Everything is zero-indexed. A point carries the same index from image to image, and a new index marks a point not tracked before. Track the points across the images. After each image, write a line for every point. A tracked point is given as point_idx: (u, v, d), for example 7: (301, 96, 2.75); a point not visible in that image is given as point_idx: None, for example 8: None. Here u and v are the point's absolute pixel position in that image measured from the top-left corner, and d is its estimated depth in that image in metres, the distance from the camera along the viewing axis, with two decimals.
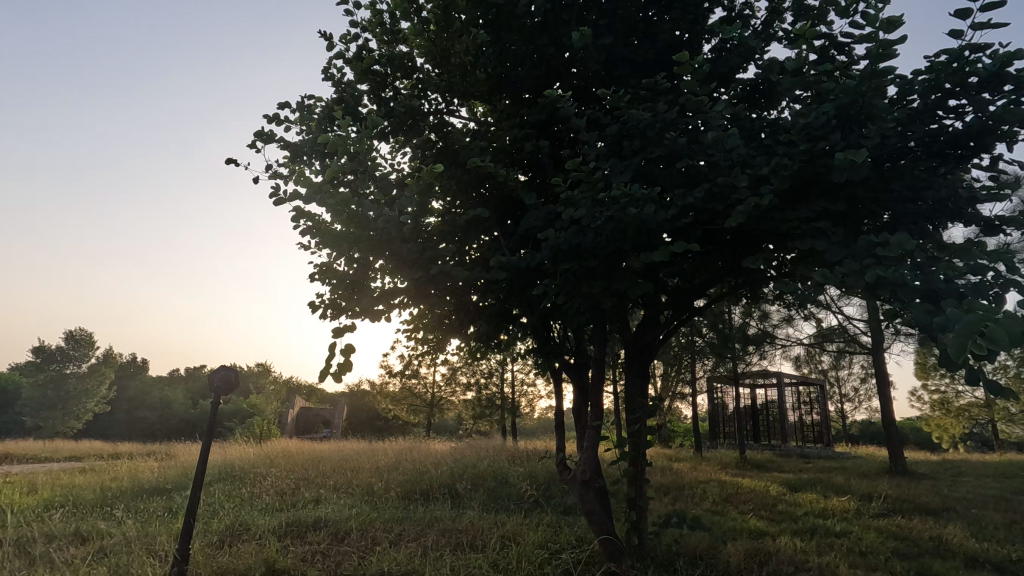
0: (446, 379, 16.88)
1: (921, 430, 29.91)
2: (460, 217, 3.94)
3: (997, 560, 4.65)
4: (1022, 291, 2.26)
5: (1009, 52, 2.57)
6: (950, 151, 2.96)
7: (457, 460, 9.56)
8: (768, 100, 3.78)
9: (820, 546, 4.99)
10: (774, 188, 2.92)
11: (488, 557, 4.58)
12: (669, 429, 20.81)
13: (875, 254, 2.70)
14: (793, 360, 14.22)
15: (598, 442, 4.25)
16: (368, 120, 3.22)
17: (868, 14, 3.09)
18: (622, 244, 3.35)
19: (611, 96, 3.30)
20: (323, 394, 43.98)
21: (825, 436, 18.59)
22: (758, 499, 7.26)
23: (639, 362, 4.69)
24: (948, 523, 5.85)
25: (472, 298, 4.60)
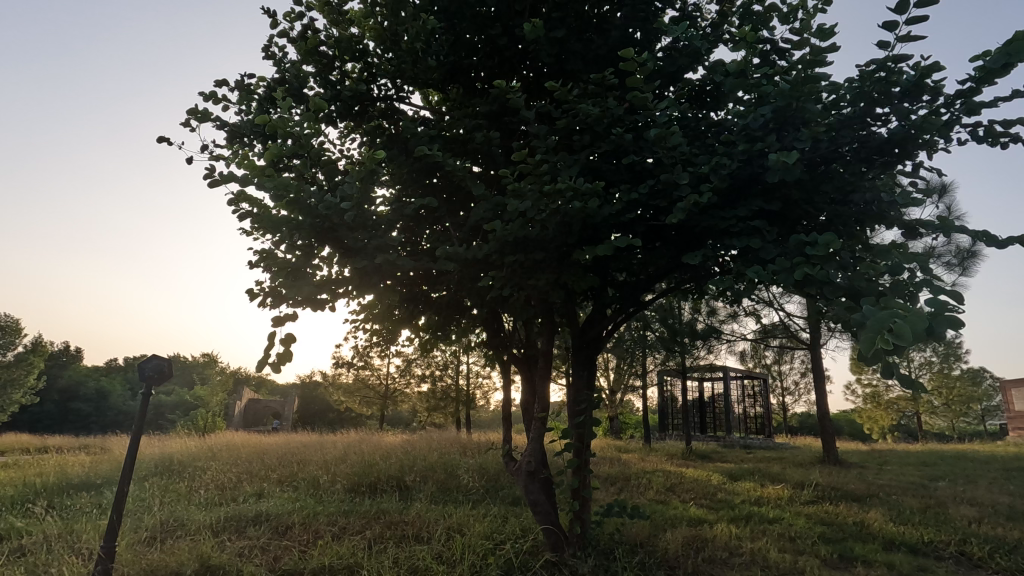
0: (401, 371, 16.72)
1: (855, 421, 31.70)
2: (408, 206, 3.88)
3: (911, 541, 4.97)
4: (935, 291, 2.39)
5: (928, 64, 2.71)
6: (877, 157, 3.10)
7: (408, 452, 9.48)
8: (713, 102, 3.87)
9: (753, 532, 5.22)
10: (713, 187, 3.00)
11: (432, 549, 4.57)
12: (620, 421, 21.28)
13: (805, 253, 2.82)
14: (739, 354, 14.77)
15: (544, 434, 4.30)
16: (311, 102, 3.10)
17: (807, 22, 3.20)
18: (568, 237, 3.38)
19: (559, 90, 3.31)
20: (274, 386, 42.83)
21: (766, 427, 19.44)
22: (699, 488, 7.52)
23: (587, 355, 4.75)
24: (871, 508, 6.22)
25: (421, 288, 4.55)
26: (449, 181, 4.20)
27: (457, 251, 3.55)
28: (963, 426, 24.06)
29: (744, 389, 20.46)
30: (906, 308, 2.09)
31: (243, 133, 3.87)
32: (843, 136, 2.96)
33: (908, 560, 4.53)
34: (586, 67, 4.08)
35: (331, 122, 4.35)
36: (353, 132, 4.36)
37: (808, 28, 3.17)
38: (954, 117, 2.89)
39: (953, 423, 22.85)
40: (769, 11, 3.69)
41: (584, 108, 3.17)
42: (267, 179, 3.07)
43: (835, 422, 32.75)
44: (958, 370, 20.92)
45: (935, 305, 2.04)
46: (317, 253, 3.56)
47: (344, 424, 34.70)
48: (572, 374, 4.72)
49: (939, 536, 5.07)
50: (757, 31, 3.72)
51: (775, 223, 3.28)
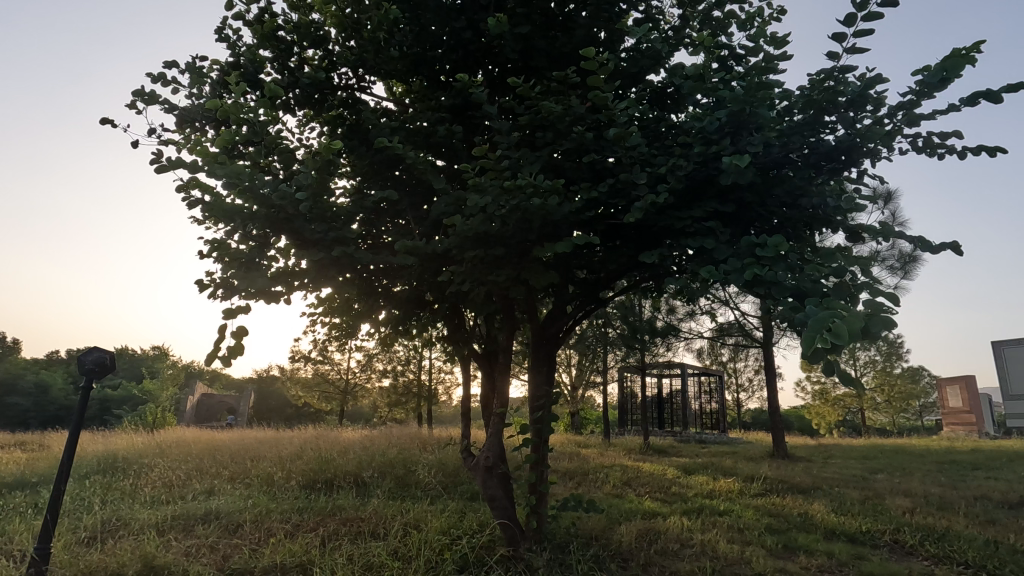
0: (362, 366, 16.50)
1: (804, 417, 33.04)
2: (368, 199, 3.82)
3: (850, 531, 5.22)
4: (874, 292, 2.51)
5: (872, 75, 2.83)
6: (826, 164, 3.23)
7: (367, 448, 9.35)
8: (674, 104, 3.94)
9: (704, 524, 5.38)
10: (669, 188, 3.07)
11: (387, 545, 4.52)
12: (581, 416, 21.56)
13: (755, 254, 2.91)
14: (696, 351, 15.17)
15: (503, 429, 4.31)
16: (266, 88, 3.00)
17: (763, 30, 3.29)
18: (528, 233, 3.39)
19: (522, 86, 3.31)
20: (229, 381, 41.55)
21: (721, 423, 20.04)
22: (654, 482, 7.70)
23: (546, 351, 4.78)
24: (815, 500, 6.50)
25: (381, 283, 4.48)
26: (410, 174, 4.14)
27: (417, 245, 3.51)
28: (904, 422, 25.38)
29: (701, 386, 21.04)
30: (845, 308, 2.19)
31: (194, 118, 3.72)
32: (793, 142, 3.06)
33: (847, 548, 4.75)
34: (550, 65, 4.09)
35: (289, 109, 4.23)
36: (312, 121, 4.26)
37: (764, 35, 3.26)
38: (896, 127, 3.03)
39: (894, 419, 24.09)
40: (727, 18, 3.78)
41: (546, 106, 3.18)
42: (219, 166, 2.96)
43: (786, 418, 34.05)
44: (900, 368, 22.06)
45: (872, 306, 2.15)
46: (272, 244, 3.46)
47: (302, 419, 33.97)
48: (532, 370, 4.75)
49: (875, 525, 5.34)
50: (716, 36, 3.81)
51: (729, 224, 3.37)
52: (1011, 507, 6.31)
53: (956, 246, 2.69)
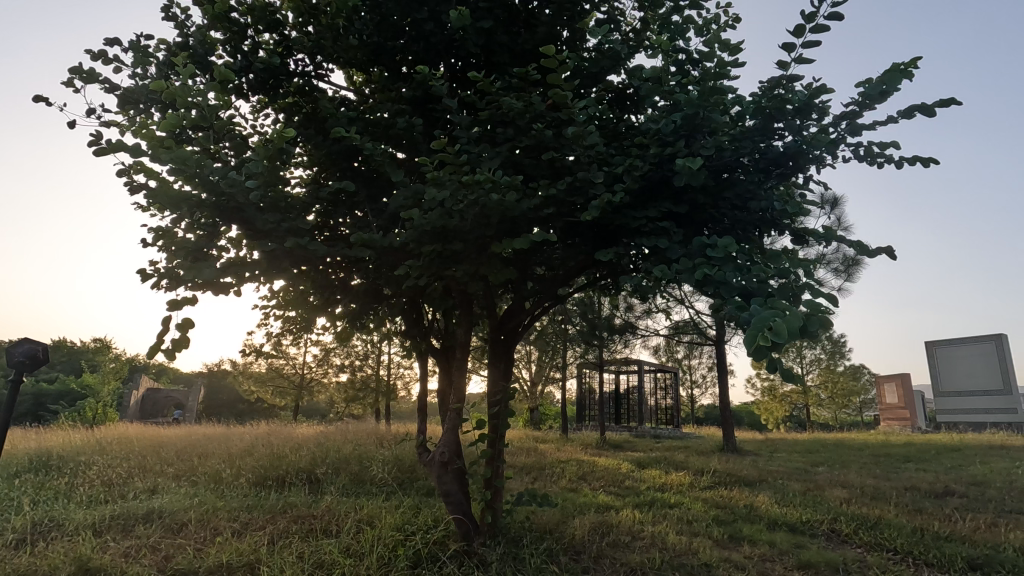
0: (318, 360, 16.15)
1: (753, 413, 34.33)
2: (324, 190, 3.73)
3: (792, 521, 5.46)
4: (815, 293, 2.62)
5: (817, 85, 2.95)
6: (774, 169, 3.34)
7: (321, 444, 9.17)
8: (633, 106, 4.00)
9: (655, 516, 5.53)
10: (625, 188, 3.12)
11: (339, 543, 4.45)
12: (540, 412, 21.74)
13: (706, 254, 3.00)
14: (653, 349, 15.52)
15: (460, 424, 4.31)
16: (216, 71, 2.87)
17: (719, 36, 3.38)
18: (487, 228, 3.39)
19: (482, 81, 3.30)
20: (178, 375, 39.93)
21: (675, 418, 20.59)
22: (609, 476, 7.86)
23: (504, 347, 4.80)
24: (760, 492, 6.77)
25: (337, 276, 4.40)
26: (368, 166, 4.07)
27: (374, 238, 3.45)
28: (845, 417, 26.70)
29: (657, 382, 21.55)
30: (787, 308, 2.28)
31: (139, 99, 3.55)
32: (744, 147, 3.16)
33: (788, 538, 4.97)
34: (513, 61, 4.08)
35: (242, 94, 4.08)
36: (267, 108, 4.13)
37: (720, 41, 3.34)
38: (840, 135, 3.16)
39: (836, 414, 25.29)
40: (686, 23, 3.85)
41: (506, 102, 3.18)
42: (164, 151, 2.83)
43: (736, 414, 35.28)
44: (842, 366, 23.18)
45: (811, 306, 2.25)
46: (222, 234, 3.34)
47: (255, 415, 33.02)
48: (489, 365, 4.76)
49: (814, 515, 5.60)
50: (674, 40, 3.87)
51: (683, 224, 3.46)
52: (937, 496, 6.73)
53: (890, 251, 2.82)
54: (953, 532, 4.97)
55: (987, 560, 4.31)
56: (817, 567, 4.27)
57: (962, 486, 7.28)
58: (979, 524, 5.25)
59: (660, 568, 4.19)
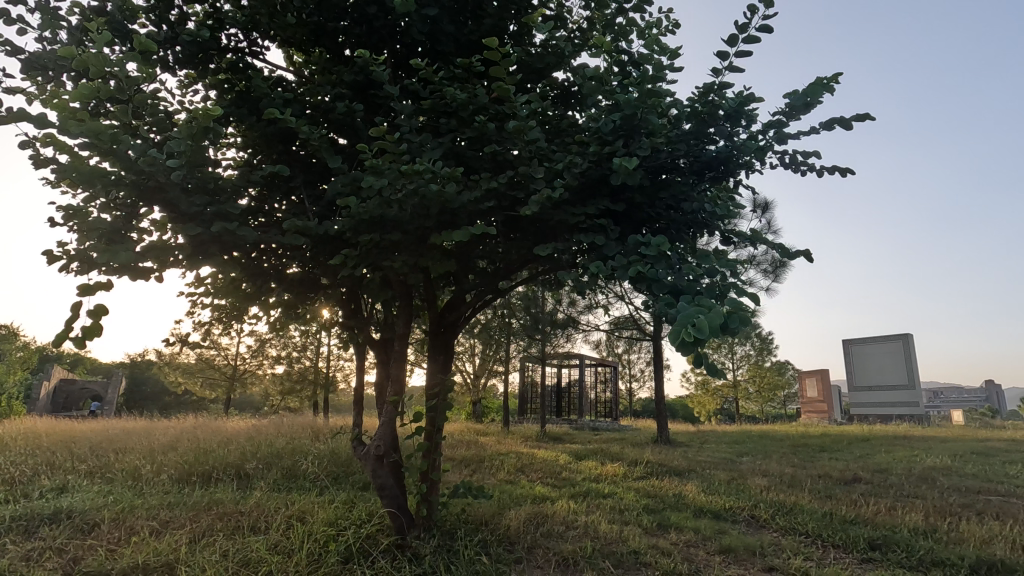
0: (253, 351, 15.51)
1: (687, 406, 35.87)
2: (256, 173, 3.57)
3: (716, 508, 5.75)
4: (739, 292, 2.74)
5: (746, 93, 3.07)
6: (707, 172, 3.48)
7: (252, 438, 8.82)
8: (576, 104, 4.04)
9: (589, 506, 5.68)
10: (565, 184, 3.16)
11: (267, 540, 4.30)
12: (483, 405, 21.83)
13: (640, 252, 3.08)
14: (594, 343, 15.88)
15: (397, 417, 4.25)
16: (135, 41, 2.62)
17: (659, 40, 3.46)
18: (426, 219, 3.35)
19: (424, 69, 3.24)
20: (97, 366, 37.36)
21: (614, 410, 21.18)
22: (546, 468, 7.99)
23: (444, 340, 4.77)
24: (688, 481, 7.09)
25: (269, 264, 4.23)
26: (305, 150, 3.93)
27: (309, 226, 3.34)
28: (770, 410, 28.29)
29: (597, 376, 22.07)
30: (712, 305, 2.36)
31: (47, 65, 3.27)
32: (679, 149, 3.26)
33: (711, 524, 5.23)
34: (458, 51, 4.04)
35: (167, 68, 3.83)
36: (195, 84, 3.90)
37: (660, 45, 3.43)
38: (767, 143, 3.31)
39: (762, 407, 26.78)
40: (629, 25, 3.93)
41: (449, 93, 3.14)
42: (74, 123, 2.60)
43: (671, 406, 36.73)
44: (769, 362, 24.55)
45: (733, 304, 2.34)
46: (141, 216, 3.12)
47: (183, 408, 31.36)
48: (428, 358, 4.72)
49: (736, 503, 5.91)
50: (618, 42, 3.94)
51: (620, 222, 3.54)
52: (846, 483, 7.26)
53: (808, 254, 2.98)
54: (857, 516, 5.38)
55: (885, 540, 4.68)
56: (737, 551, 4.51)
57: (868, 473, 7.88)
58: (880, 507, 5.70)
59: (591, 556, 4.30)
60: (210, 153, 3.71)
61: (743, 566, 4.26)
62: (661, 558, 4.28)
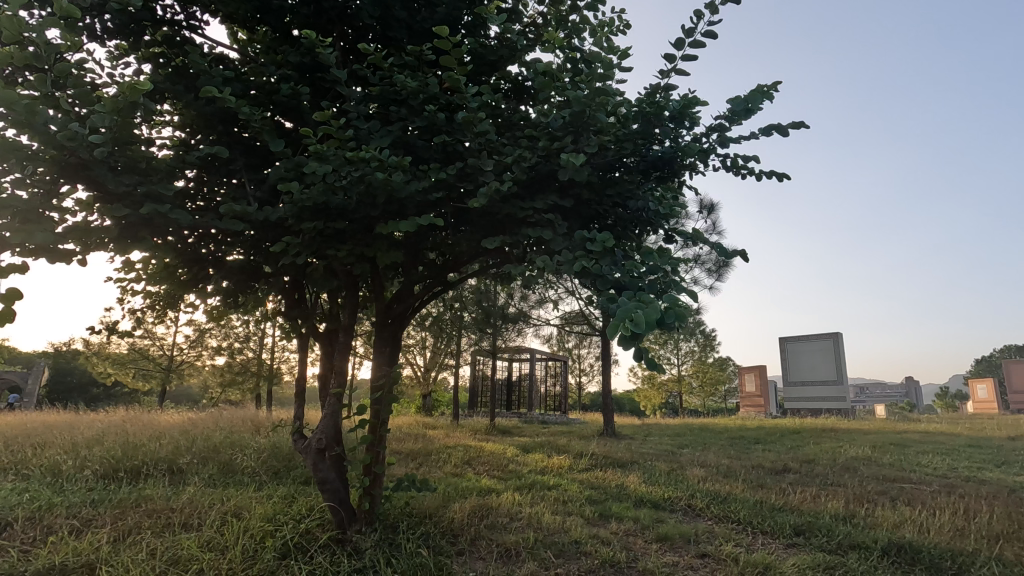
0: (191, 341, 14.84)
1: (634, 400, 36.86)
2: (193, 154, 3.40)
3: (655, 498, 5.95)
4: (679, 289, 2.82)
5: (690, 95, 3.15)
6: (652, 171, 3.56)
7: (187, 432, 8.44)
8: (529, 99, 4.03)
9: (534, 498, 5.76)
10: (514, 177, 3.17)
11: (198, 537, 4.14)
12: (433, 398, 21.72)
13: (586, 247, 3.13)
14: (544, 337, 16.06)
15: (340, 410, 4.16)
16: (55, 6, 2.43)
17: (610, 39, 3.51)
18: (372, 207, 3.28)
19: (372, 54, 3.16)
20: (17, 355, 34.89)
21: (563, 404, 21.52)
22: (493, 460, 8.04)
23: (390, 331, 4.69)
24: (631, 472, 7.30)
25: (207, 249, 4.04)
26: (247, 132, 3.77)
27: (249, 211, 3.21)
28: (711, 404, 29.42)
29: (547, 370, 22.36)
30: (650, 301, 2.43)
31: None
32: (625, 148, 3.32)
33: (650, 513, 5.40)
34: (410, 38, 3.96)
35: (95, 38, 3.60)
36: (127, 56, 3.67)
37: (610, 45, 3.48)
38: (710, 145, 3.41)
39: (705, 402, 27.84)
40: (583, 23, 3.96)
41: (398, 79, 3.09)
42: None
43: (619, 400, 37.65)
44: (711, 358, 25.54)
45: (670, 301, 2.41)
46: (63, 194, 2.91)
47: (114, 400, 29.73)
48: (373, 349, 4.63)
49: (675, 492, 6.13)
50: (570, 39, 3.96)
51: (568, 217, 3.58)
52: (777, 473, 7.65)
53: (744, 254, 3.10)
54: (785, 503, 5.69)
55: (808, 526, 4.97)
56: (672, 538, 4.68)
57: (797, 463, 8.33)
58: (806, 495, 6.04)
59: (533, 546, 4.37)
60: (141, 131, 3.50)
61: (678, 553, 4.43)
62: (601, 547, 4.39)
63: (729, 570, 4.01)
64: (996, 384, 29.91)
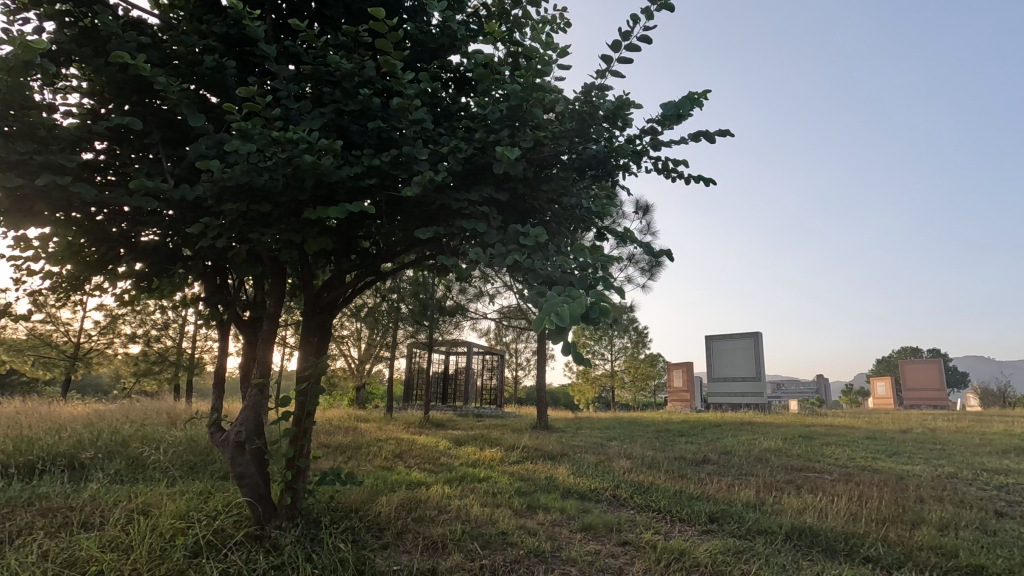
0: (101, 328, 13.75)
1: (568, 394, 37.72)
2: (100, 124, 3.13)
3: (582, 489, 6.10)
4: (608, 286, 2.89)
5: (623, 97, 3.23)
6: (587, 169, 3.62)
7: (92, 425, 7.82)
8: (470, 90, 3.98)
9: (463, 491, 5.76)
10: (448, 168, 3.14)
11: (99, 537, 3.85)
12: (366, 391, 21.27)
13: (519, 241, 3.14)
14: (482, 331, 16.08)
15: (261, 401, 3.98)
16: None
17: (550, 35, 3.53)
18: (300, 191, 3.15)
19: (303, 30, 3.03)
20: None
21: (498, 398, 21.66)
22: (425, 453, 7.98)
23: (319, 321, 4.53)
24: (560, 464, 7.46)
25: (116, 228, 3.74)
26: (165, 104, 3.51)
27: (164, 189, 2.99)
28: (641, 398, 30.52)
29: (484, 363, 22.43)
30: (578, 296, 2.47)
31: None
32: (561, 145, 3.36)
33: (576, 504, 5.54)
34: (347, 19, 3.82)
35: None
36: (26, 11, 3.33)
37: (549, 42, 3.50)
38: (642, 147, 3.50)
39: (635, 396, 28.84)
40: (526, 18, 3.96)
41: (331, 59, 2.97)
42: None
43: (553, 394, 38.33)
44: (642, 354, 26.48)
45: (596, 296, 2.47)
46: None
47: (9, 391, 27.17)
48: (300, 339, 4.46)
49: (601, 483, 6.32)
50: (513, 33, 3.95)
51: (503, 211, 3.58)
52: (696, 464, 8.06)
53: (670, 254, 3.20)
54: (702, 492, 5.99)
55: (722, 513, 5.27)
56: (596, 528, 4.83)
57: (715, 455, 8.80)
58: (722, 484, 6.39)
59: (459, 538, 4.37)
60: (41, 95, 3.18)
61: (600, 541, 4.57)
62: (527, 538, 4.46)
63: (647, 556, 4.17)
64: (893, 382, 32.77)
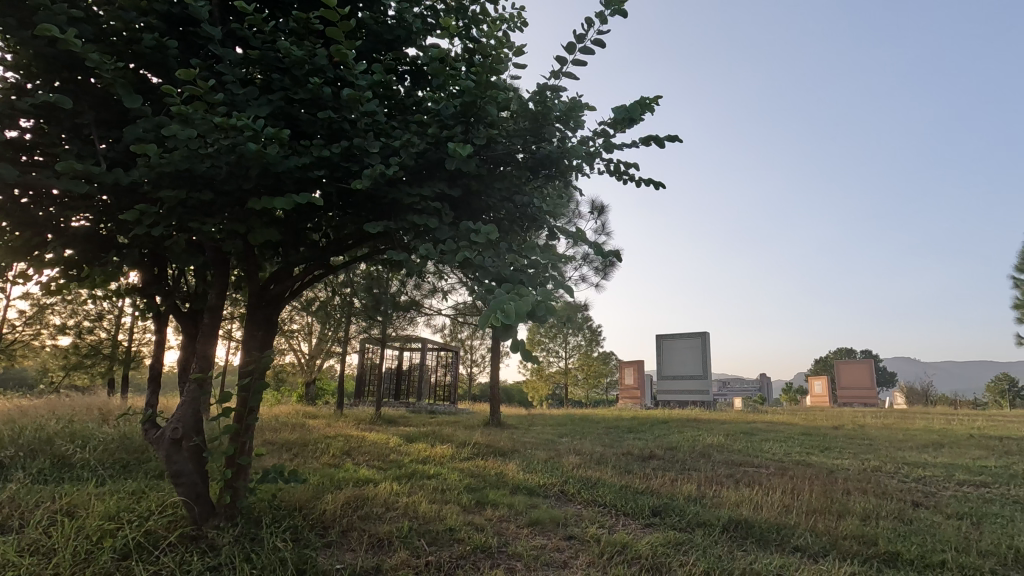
0: (27, 318, 12.87)
1: (521, 390, 38.02)
2: (26, 100, 2.92)
3: (531, 485, 6.17)
4: (557, 284, 2.93)
5: (576, 99, 3.28)
6: (541, 169, 3.65)
7: (13, 421, 7.32)
8: (425, 84, 3.93)
9: (412, 487, 5.71)
10: (400, 162, 3.10)
11: (17, 540, 3.62)
12: (316, 387, 20.76)
13: (470, 238, 3.14)
14: (436, 327, 15.96)
15: (200, 397, 3.82)
16: None
17: (506, 33, 3.53)
18: (245, 179, 3.04)
19: (250, 13, 2.91)
20: None
21: (452, 394, 21.57)
22: (374, 450, 7.87)
23: (264, 314, 4.40)
24: (511, 461, 7.51)
25: (43, 212, 3.51)
26: (99, 82, 3.31)
27: (96, 172, 2.84)
28: (593, 396, 31.04)
29: (439, 360, 22.28)
30: (525, 294, 2.50)
31: None
32: (515, 144, 3.38)
33: (525, 500, 5.59)
34: (299, 5, 3.70)
35: None
36: None
37: (505, 40, 3.51)
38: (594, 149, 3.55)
39: (588, 393, 29.33)
40: (484, 14, 3.94)
41: (279, 45, 2.87)
42: None
43: (507, 391, 38.51)
44: (596, 352, 26.94)
45: (543, 294, 2.50)
46: None
47: None
48: (243, 332, 4.32)
49: (549, 479, 6.40)
50: (470, 29, 3.92)
51: (456, 208, 3.57)
52: (643, 460, 8.26)
53: (619, 255, 3.27)
54: (647, 487, 6.16)
55: (665, 507, 5.43)
56: (543, 523, 4.89)
57: (661, 450, 9.07)
58: (666, 479, 6.59)
59: (406, 535, 4.34)
60: None
61: (547, 536, 4.63)
62: (474, 534, 4.47)
63: (591, 550, 4.26)
64: (830, 381, 34.57)
